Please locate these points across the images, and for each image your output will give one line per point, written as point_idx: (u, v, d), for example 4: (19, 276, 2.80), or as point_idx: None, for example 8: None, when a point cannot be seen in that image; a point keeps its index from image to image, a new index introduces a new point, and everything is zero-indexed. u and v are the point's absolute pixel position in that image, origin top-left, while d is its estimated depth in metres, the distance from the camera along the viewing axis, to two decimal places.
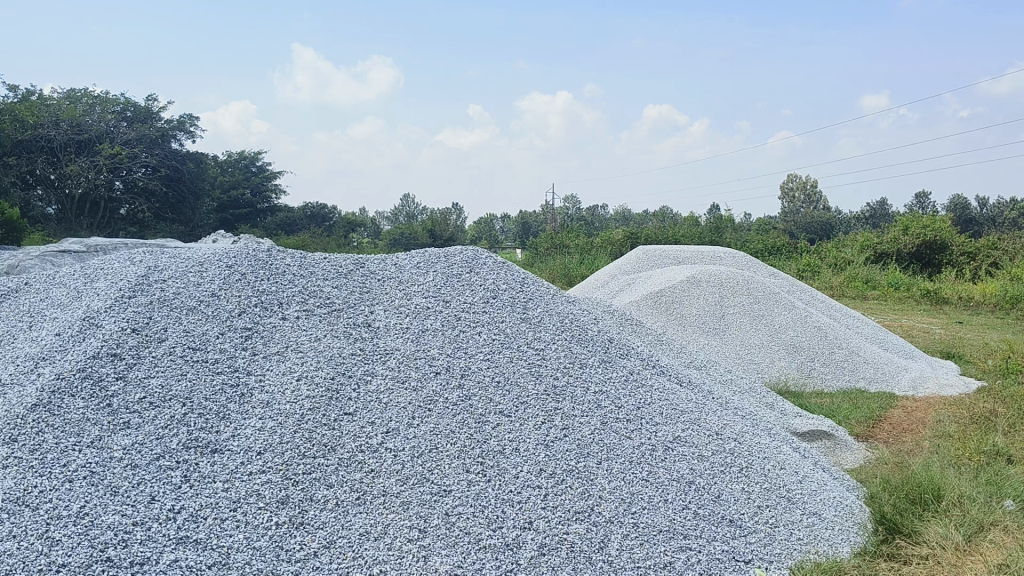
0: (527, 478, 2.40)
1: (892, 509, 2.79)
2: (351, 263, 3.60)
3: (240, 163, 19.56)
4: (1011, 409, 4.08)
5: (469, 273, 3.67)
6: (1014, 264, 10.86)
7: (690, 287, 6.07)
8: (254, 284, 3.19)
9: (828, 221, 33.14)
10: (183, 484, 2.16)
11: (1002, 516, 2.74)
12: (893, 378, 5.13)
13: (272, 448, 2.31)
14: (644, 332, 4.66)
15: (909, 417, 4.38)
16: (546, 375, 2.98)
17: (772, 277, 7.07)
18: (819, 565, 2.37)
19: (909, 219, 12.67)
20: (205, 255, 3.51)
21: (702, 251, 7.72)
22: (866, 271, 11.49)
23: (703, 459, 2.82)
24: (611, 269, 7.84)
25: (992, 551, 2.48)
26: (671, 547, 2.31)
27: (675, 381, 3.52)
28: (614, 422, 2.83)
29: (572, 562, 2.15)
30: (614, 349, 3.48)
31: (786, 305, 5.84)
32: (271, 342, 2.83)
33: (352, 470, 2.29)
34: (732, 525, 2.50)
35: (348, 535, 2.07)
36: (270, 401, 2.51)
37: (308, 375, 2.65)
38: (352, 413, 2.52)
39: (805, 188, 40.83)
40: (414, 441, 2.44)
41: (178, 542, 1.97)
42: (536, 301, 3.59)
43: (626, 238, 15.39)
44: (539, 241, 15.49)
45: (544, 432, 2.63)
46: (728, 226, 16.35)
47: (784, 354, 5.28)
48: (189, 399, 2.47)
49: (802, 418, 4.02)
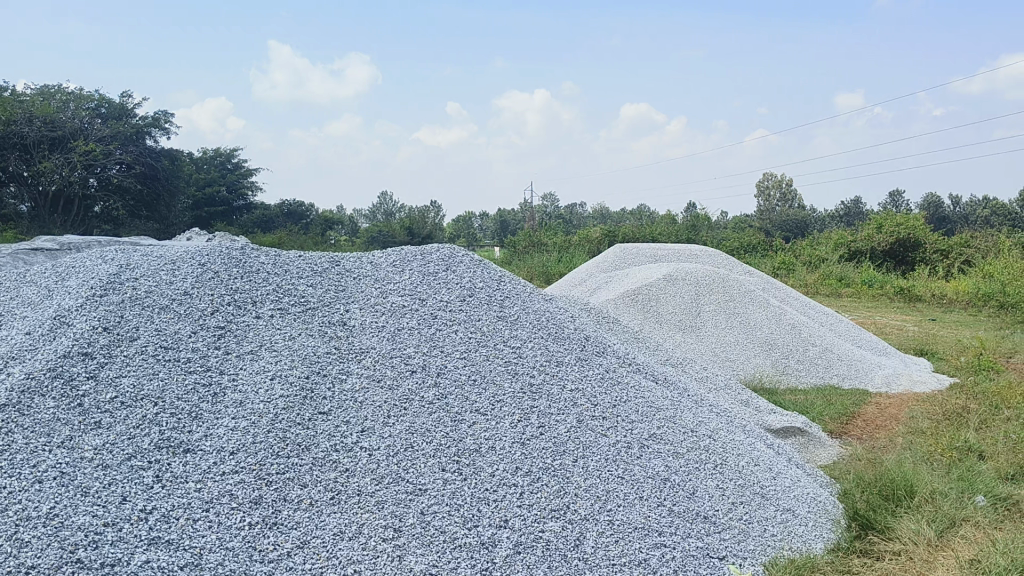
0: (504, 477, 2.40)
1: (866, 505, 2.82)
2: (326, 262, 3.58)
3: (216, 160, 19.42)
4: (983, 406, 4.13)
5: (445, 271, 3.65)
6: (985, 262, 10.99)
7: (667, 285, 6.08)
8: (228, 282, 3.16)
9: (803, 220, 33.43)
10: (155, 483, 2.14)
11: (974, 512, 2.78)
12: (867, 375, 5.18)
13: (245, 448, 2.29)
14: (620, 330, 4.66)
15: (883, 413, 4.42)
16: (523, 374, 2.97)
17: (749, 275, 7.11)
18: (793, 561, 2.39)
19: (882, 216, 12.79)
20: (177, 253, 3.46)
21: (680, 249, 7.74)
22: (840, 270, 11.57)
23: (679, 456, 2.83)
24: (589, 267, 7.84)
25: (963, 547, 2.51)
26: (646, 545, 2.31)
27: (651, 379, 3.52)
28: (590, 420, 2.83)
29: (548, 560, 2.15)
30: (591, 347, 3.47)
31: (761, 303, 5.88)
32: (244, 341, 2.80)
33: (326, 469, 2.27)
34: (707, 521, 2.52)
35: (321, 535, 2.06)
36: (243, 400, 2.49)
37: (282, 375, 2.63)
38: (326, 413, 2.50)
39: (781, 186, 41.14)
40: (389, 440, 2.43)
41: (150, 542, 1.95)
42: (513, 299, 3.59)
43: (604, 237, 15.45)
44: (517, 239, 15.51)
45: (520, 431, 2.63)
46: (705, 224, 16.42)
47: (759, 351, 5.31)
48: (160, 399, 2.44)
49: (777, 414, 4.05)
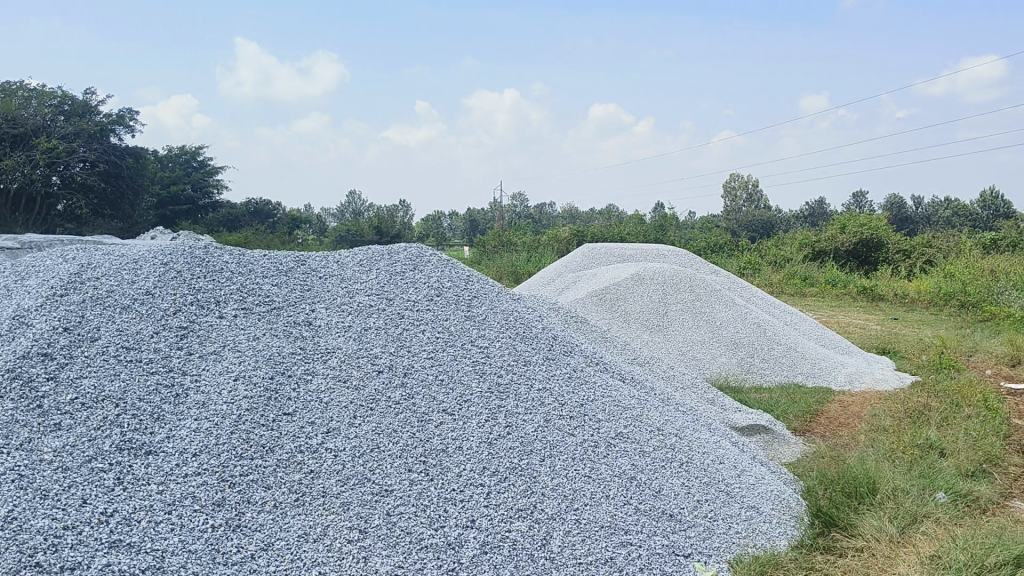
0: (471, 477, 2.39)
1: (829, 502, 2.85)
2: (292, 261, 3.55)
3: (181, 159, 19.20)
4: (944, 404, 4.19)
5: (412, 271, 3.63)
6: (947, 262, 11.17)
7: (634, 284, 6.11)
8: (191, 282, 3.12)
9: (769, 220, 33.76)
10: (116, 485, 2.10)
11: (934, 509, 2.82)
12: (830, 373, 5.24)
13: (209, 449, 2.27)
14: (587, 330, 4.66)
15: (846, 411, 4.47)
16: (490, 374, 2.96)
17: (715, 275, 7.16)
18: (757, 559, 2.41)
19: (846, 217, 12.94)
20: (139, 252, 3.41)
21: (647, 249, 7.77)
22: (805, 270, 11.69)
23: (645, 455, 2.84)
24: (557, 266, 7.86)
25: (924, 543, 2.54)
26: (612, 543, 2.32)
27: (618, 378, 3.54)
28: (557, 419, 2.83)
29: (515, 560, 2.15)
30: (558, 346, 3.47)
31: (727, 302, 5.92)
32: (207, 341, 2.77)
33: (291, 471, 2.25)
34: (673, 519, 2.53)
35: (286, 537, 2.04)
36: (206, 401, 2.46)
37: (246, 375, 2.60)
38: (290, 413, 2.48)
39: (747, 187, 41.49)
40: (354, 441, 2.41)
41: (110, 546, 1.92)
42: (481, 299, 3.58)
43: (572, 237, 15.49)
44: (485, 239, 15.50)
45: (487, 430, 2.62)
46: (673, 223, 16.50)
47: (725, 350, 5.36)
48: (122, 400, 2.41)
49: (742, 413, 4.08)
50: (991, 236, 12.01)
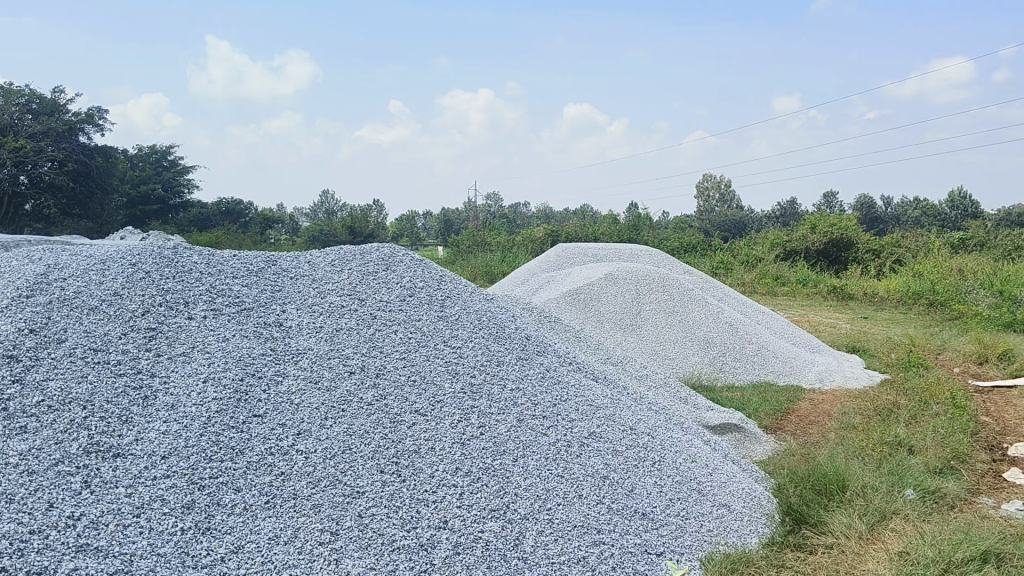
0: (443, 477, 2.38)
1: (799, 500, 2.88)
2: (262, 261, 3.52)
3: (151, 158, 19.04)
4: (913, 402, 4.24)
5: (385, 271, 3.62)
6: (916, 262, 11.31)
7: (607, 284, 6.13)
8: (160, 282, 3.08)
9: (741, 220, 34.00)
10: (83, 489, 2.08)
11: (903, 506, 2.86)
12: (801, 372, 5.28)
13: (178, 452, 2.24)
14: (561, 330, 4.68)
15: (816, 409, 4.51)
16: (463, 374, 2.96)
17: (688, 275, 7.20)
18: (728, 556, 2.43)
19: (817, 216, 13.06)
20: (107, 252, 3.37)
21: (620, 249, 7.79)
22: (776, 269, 11.78)
23: (617, 454, 2.85)
24: (531, 266, 7.86)
25: (893, 539, 2.57)
26: (585, 542, 2.33)
27: (591, 377, 3.55)
28: (530, 419, 2.83)
29: (487, 560, 2.15)
30: (531, 346, 3.48)
31: (699, 301, 5.96)
32: (176, 342, 2.74)
33: (261, 473, 2.24)
34: (645, 518, 2.54)
35: (256, 540, 2.02)
36: (175, 403, 2.44)
37: (215, 377, 2.58)
38: (261, 415, 2.46)
39: (720, 187, 41.77)
40: (326, 443, 2.40)
41: (78, 549, 1.90)
42: (454, 299, 3.58)
43: (546, 237, 15.52)
44: (460, 239, 15.47)
45: (460, 431, 2.62)
46: (647, 223, 16.56)
47: (697, 349, 5.39)
48: (89, 402, 2.38)
49: (713, 411, 4.11)
50: (959, 235, 12.17)
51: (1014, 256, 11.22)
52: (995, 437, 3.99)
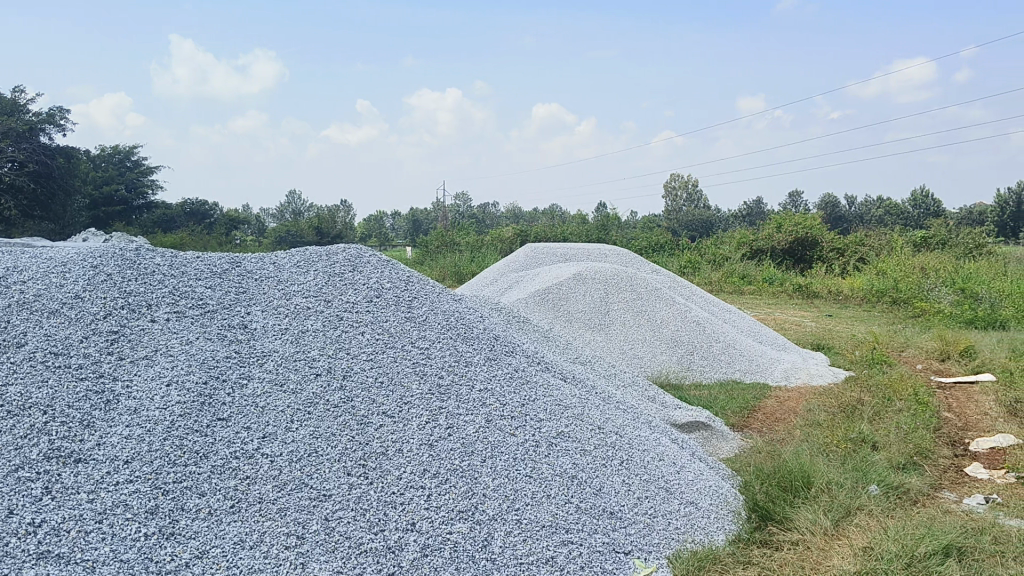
0: (411, 479, 2.38)
1: (765, 497, 2.91)
2: (226, 263, 3.49)
3: (114, 159, 18.78)
4: (876, 399, 4.30)
5: (352, 272, 3.60)
6: (879, 260, 11.46)
7: (576, 284, 6.15)
8: (121, 285, 3.04)
9: (708, 220, 34.26)
10: (44, 495, 2.04)
11: (867, 501, 2.89)
12: (767, 370, 5.33)
13: (140, 456, 2.21)
14: (529, 330, 4.68)
15: (782, 406, 4.56)
16: (431, 374, 2.95)
17: (656, 274, 7.24)
18: (695, 554, 2.45)
19: (782, 216, 13.19)
20: (67, 255, 3.32)
21: (589, 249, 7.81)
22: (743, 268, 11.88)
23: (586, 453, 2.85)
24: (500, 266, 7.86)
25: (857, 535, 2.60)
26: (553, 542, 2.33)
27: (559, 377, 3.55)
28: (498, 420, 2.83)
29: (455, 562, 2.15)
30: (499, 346, 3.47)
31: (667, 300, 5.99)
32: (138, 345, 2.70)
33: (225, 477, 2.21)
34: (613, 516, 2.55)
35: (221, 545, 2.00)
36: (138, 407, 2.40)
37: (179, 380, 2.55)
38: (225, 419, 2.43)
39: (687, 186, 42.04)
40: (292, 446, 2.38)
41: (38, 557, 1.88)
42: (421, 300, 3.56)
43: (514, 236, 15.53)
44: (428, 239, 15.43)
45: (428, 432, 2.61)
46: (615, 223, 16.63)
47: (665, 348, 5.42)
48: (50, 407, 2.34)
49: (681, 410, 4.13)
50: (921, 234, 12.35)
51: (975, 254, 11.40)
52: (956, 433, 4.05)
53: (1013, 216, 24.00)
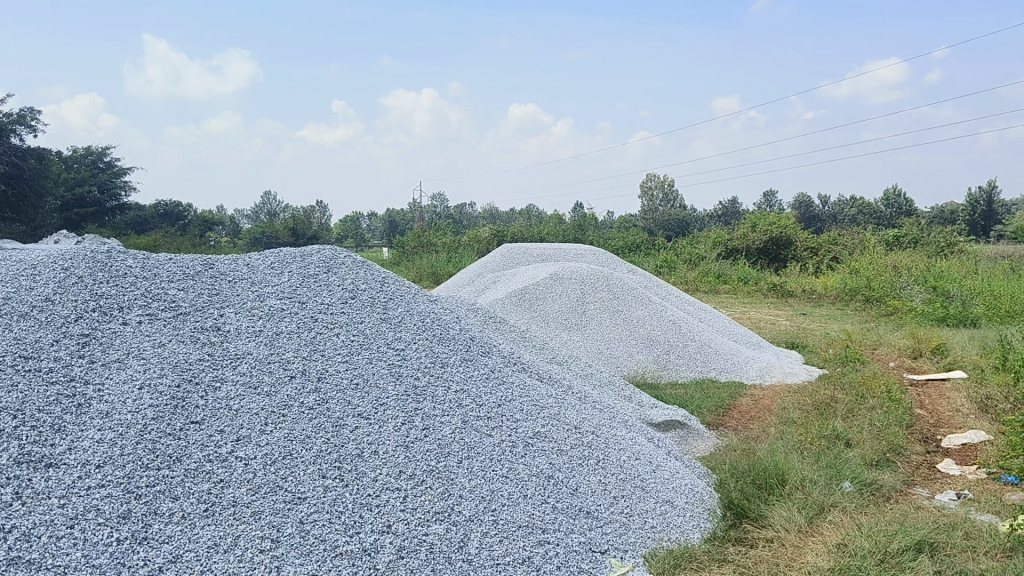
0: (387, 481, 2.37)
1: (740, 494, 2.93)
2: (199, 265, 3.46)
3: (86, 160, 18.60)
4: (849, 396, 4.34)
5: (326, 273, 3.58)
6: (852, 259, 11.57)
7: (552, 284, 6.16)
8: (92, 287, 3.01)
9: (684, 219, 34.44)
10: (14, 501, 2.02)
11: (841, 498, 2.92)
12: (743, 368, 5.36)
13: (112, 460, 2.19)
14: (506, 330, 4.68)
15: (757, 404, 4.59)
16: (407, 376, 2.94)
17: (632, 274, 7.26)
18: (671, 552, 2.46)
19: (757, 215, 13.29)
20: (37, 257, 3.28)
21: (565, 248, 7.83)
22: (718, 267, 11.94)
23: (562, 453, 2.86)
24: (476, 266, 7.85)
25: (831, 531, 2.63)
26: (530, 542, 2.34)
27: (535, 377, 3.56)
28: (475, 421, 2.83)
29: (431, 564, 2.15)
30: (475, 347, 3.47)
31: (643, 300, 6.02)
32: (110, 348, 2.68)
33: (199, 481, 2.20)
34: (589, 516, 2.56)
35: (195, 548, 1.99)
36: (110, 410, 2.38)
37: (151, 383, 2.52)
38: (198, 422, 2.42)
39: (663, 186, 42.22)
40: (266, 449, 2.37)
41: (9, 563, 1.86)
42: (397, 301, 3.56)
43: (491, 236, 15.53)
44: (405, 240, 15.41)
45: (403, 434, 2.60)
46: (591, 223, 16.66)
47: (641, 347, 5.44)
48: (20, 411, 2.31)
49: (657, 409, 4.15)
50: (893, 233, 12.47)
51: (946, 253, 11.54)
52: (928, 429, 4.10)
53: (984, 215, 24.30)
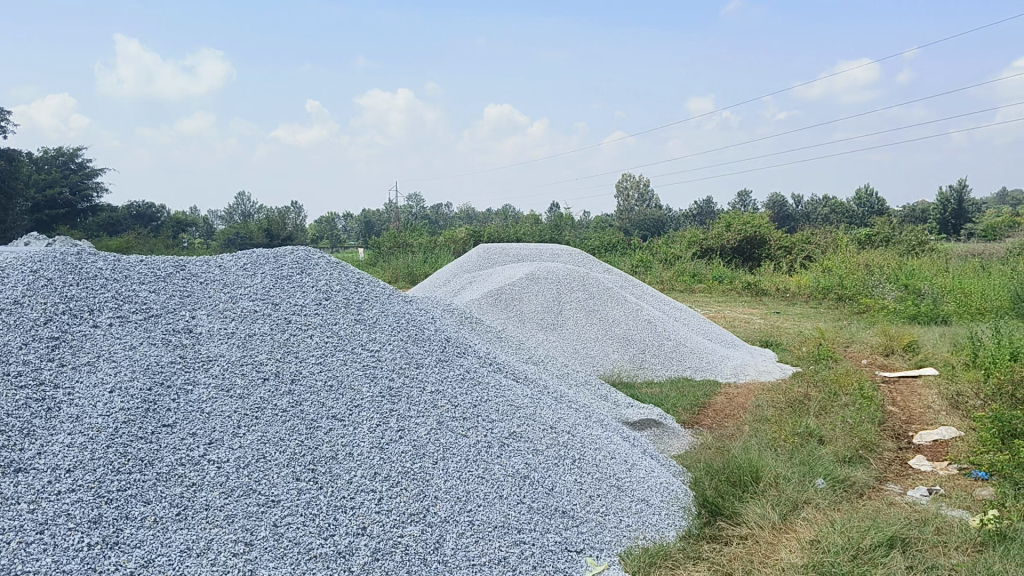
0: (362, 483, 2.36)
1: (714, 492, 2.95)
2: (171, 266, 3.43)
3: (56, 160, 18.38)
4: (822, 394, 4.39)
5: (300, 274, 3.57)
6: (825, 258, 11.67)
7: (528, 284, 6.16)
8: (62, 290, 2.97)
9: (659, 219, 34.59)
10: None
11: (814, 495, 2.94)
12: (718, 367, 5.39)
13: (83, 465, 2.17)
14: (482, 331, 4.68)
15: (731, 403, 4.62)
16: (382, 377, 2.94)
17: (607, 273, 7.29)
18: (646, 551, 2.48)
19: (731, 215, 13.37)
20: (5, 259, 3.24)
21: (541, 248, 7.84)
22: (694, 266, 12.00)
23: (537, 454, 2.86)
24: (452, 266, 7.84)
25: (805, 528, 2.65)
26: (505, 543, 2.34)
27: (511, 377, 3.56)
28: (450, 421, 2.82)
29: (406, 565, 2.14)
30: (451, 347, 3.47)
31: (619, 299, 6.04)
32: (80, 351, 2.65)
33: (171, 485, 2.18)
34: (565, 516, 2.57)
35: (167, 553, 1.98)
36: (80, 414, 2.35)
37: (122, 387, 2.50)
38: (170, 425, 2.40)
39: (639, 186, 42.38)
40: (239, 452, 2.35)
41: None
42: (371, 302, 3.55)
43: (467, 237, 15.50)
44: (380, 241, 15.36)
45: (379, 435, 2.59)
46: (567, 223, 16.70)
47: (617, 347, 5.46)
48: None
49: (633, 408, 4.17)
50: (865, 232, 12.60)
51: (917, 252, 11.68)
52: (900, 426, 4.15)
53: (954, 214, 24.61)
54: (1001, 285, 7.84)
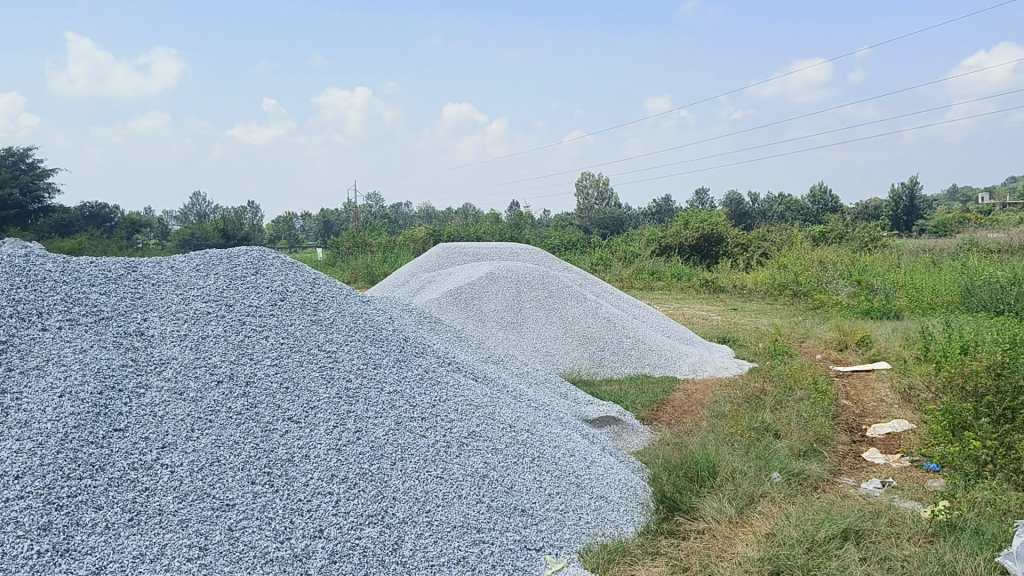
0: (319, 485, 2.34)
1: (672, 488, 2.97)
2: (122, 268, 3.38)
3: (6, 160, 18.00)
4: (778, 389, 4.45)
5: (254, 275, 3.53)
6: (780, 254, 11.82)
7: (487, 283, 6.16)
8: (9, 292, 2.91)
9: (618, 217, 34.76)
10: None
11: (770, 488, 2.99)
12: (676, 363, 5.44)
13: (32, 471, 2.13)
14: (441, 330, 4.67)
15: (689, 399, 4.66)
16: (339, 378, 2.92)
17: (567, 272, 7.31)
18: (605, 547, 2.50)
19: (689, 213, 13.48)
20: None
21: (501, 248, 7.84)
22: (652, 264, 12.09)
23: (497, 453, 2.86)
24: (412, 266, 7.81)
25: (760, 522, 2.68)
26: (464, 542, 2.34)
27: (470, 376, 3.56)
28: (408, 422, 2.81)
29: (364, 567, 2.14)
30: (409, 347, 3.46)
31: (578, 298, 6.06)
32: (29, 356, 2.60)
33: (123, 490, 2.15)
34: (524, 514, 2.57)
35: (120, 559, 1.95)
36: (28, 419, 2.31)
37: (72, 391, 2.45)
38: (122, 429, 2.36)
39: (598, 185, 42.54)
40: (193, 455, 2.32)
41: None
42: (328, 302, 3.52)
43: (425, 236, 15.44)
44: (340, 240, 15.24)
45: (336, 437, 2.58)
46: (527, 222, 16.70)
47: (576, 345, 5.48)
48: None
49: (591, 405, 4.19)
50: (819, 229, 12.77)
51: (869, 248, 11.88)
52: (854, 419, 4.22)
53: (906, 211, 25.05)
54: (950, 280, 8.00)
